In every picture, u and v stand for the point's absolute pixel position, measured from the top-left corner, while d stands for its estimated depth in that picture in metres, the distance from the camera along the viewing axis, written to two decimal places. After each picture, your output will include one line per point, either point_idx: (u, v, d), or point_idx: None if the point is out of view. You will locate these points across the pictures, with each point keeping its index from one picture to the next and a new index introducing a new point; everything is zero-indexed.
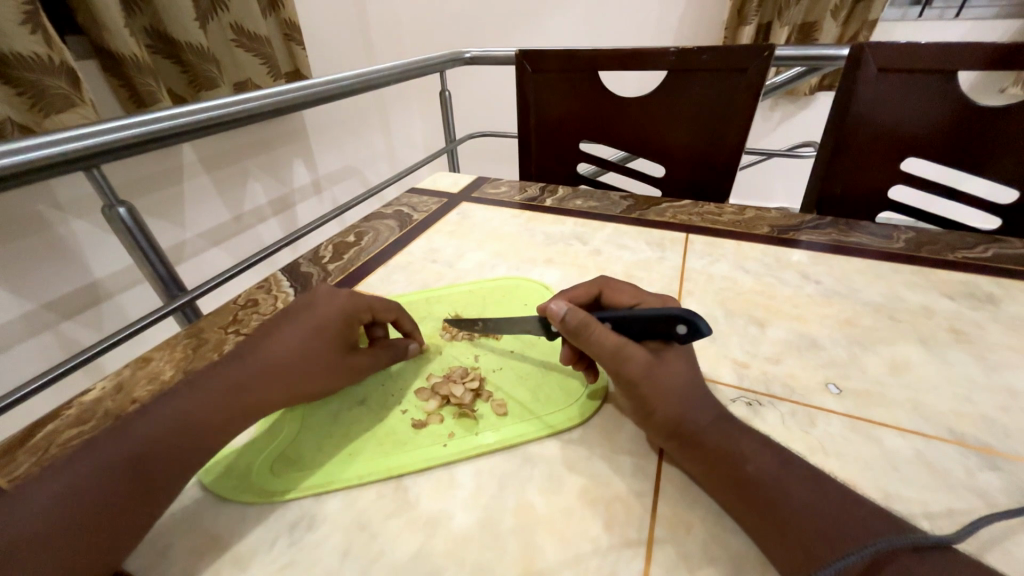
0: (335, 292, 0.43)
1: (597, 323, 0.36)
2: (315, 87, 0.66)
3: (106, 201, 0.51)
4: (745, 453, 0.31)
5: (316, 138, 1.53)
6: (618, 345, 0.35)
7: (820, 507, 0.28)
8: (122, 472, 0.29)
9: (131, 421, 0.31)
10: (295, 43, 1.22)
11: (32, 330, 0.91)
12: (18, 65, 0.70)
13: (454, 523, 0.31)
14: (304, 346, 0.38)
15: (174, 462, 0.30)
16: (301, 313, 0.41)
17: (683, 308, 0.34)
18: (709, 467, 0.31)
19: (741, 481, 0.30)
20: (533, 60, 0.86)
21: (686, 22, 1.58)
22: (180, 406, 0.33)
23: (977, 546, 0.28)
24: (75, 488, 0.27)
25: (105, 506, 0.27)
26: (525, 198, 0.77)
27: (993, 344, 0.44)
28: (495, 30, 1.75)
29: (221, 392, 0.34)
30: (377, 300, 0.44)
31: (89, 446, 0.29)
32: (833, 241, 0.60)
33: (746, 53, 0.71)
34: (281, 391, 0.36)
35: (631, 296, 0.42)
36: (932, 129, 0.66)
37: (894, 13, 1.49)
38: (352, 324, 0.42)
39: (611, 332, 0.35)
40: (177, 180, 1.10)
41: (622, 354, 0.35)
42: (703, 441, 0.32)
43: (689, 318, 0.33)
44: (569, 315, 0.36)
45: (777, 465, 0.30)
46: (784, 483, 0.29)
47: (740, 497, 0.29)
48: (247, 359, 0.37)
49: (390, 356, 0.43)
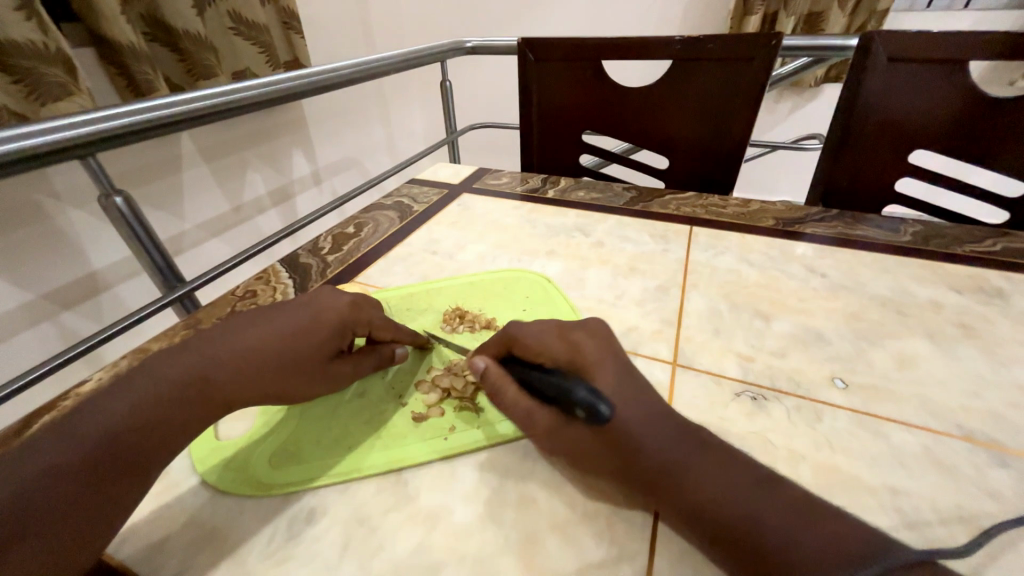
0: (338, 296, 0.41)
1: (509, 387, 0.35)
2: (315, 75, 0.65)
3: (102, 190, 0.50)
4: (726, 493, 0.28)
5: (316, 128, 1.52)
6: (526, 413, 0.34)
7: (817, 541, 0.25)
8: (75, 473, 0.28)
9: (77, 417, 0.30)
10: (294, 32, 1.21)
11: (31, 320, 0.90)
12: (13, 52, 0.69)
13: (455, 518, 0.31)
14: (278, 342, 0.36)
15: (152, 451, 0.31)
16: (280, 309, 0.39)
17: (587, 392, 0.33)
18: (686, 510, 0.28)
19: (724, 526, 0.27)
20: (536, 48, 0.85)
21: (691, 9, 1.56)
22: (134, 401, 0.31)
23: (988, 547, 0.27)
24: (27, 491, 0.26)
25: (63, 509, 0.27)
26: (527, 189, 0.77)
27: (1000, 339, 0.43)
28: (498, 19, 1.72)
29: (200, 380, 0.34)
30: (377, 312, 0.42)
31: (34, 447, 0.28)
32: (839, 233, 0.60)
33: (753, 42, 0.70)
34: (265, 384, 0.35)
35: (538, 347, 0.37)
36: (939, 122, 0.65)
37: (904, 2, 1.47)
38: (347, 327, 0.40)
39: (524, 396, 0.35)
40: (175, 170, 1.08)
41: (532, 420, 0.34)
42: (678, 481, 0.29)
43: (592, 403, 0.32)
44: (488, 375, 0.36)
45: (760, 482, 0.28)
46: (774, 520, 0.26)
47: (721, 542, 0.27)
48: (206, 351, 0.35)
49: (373, 364, 0.41)
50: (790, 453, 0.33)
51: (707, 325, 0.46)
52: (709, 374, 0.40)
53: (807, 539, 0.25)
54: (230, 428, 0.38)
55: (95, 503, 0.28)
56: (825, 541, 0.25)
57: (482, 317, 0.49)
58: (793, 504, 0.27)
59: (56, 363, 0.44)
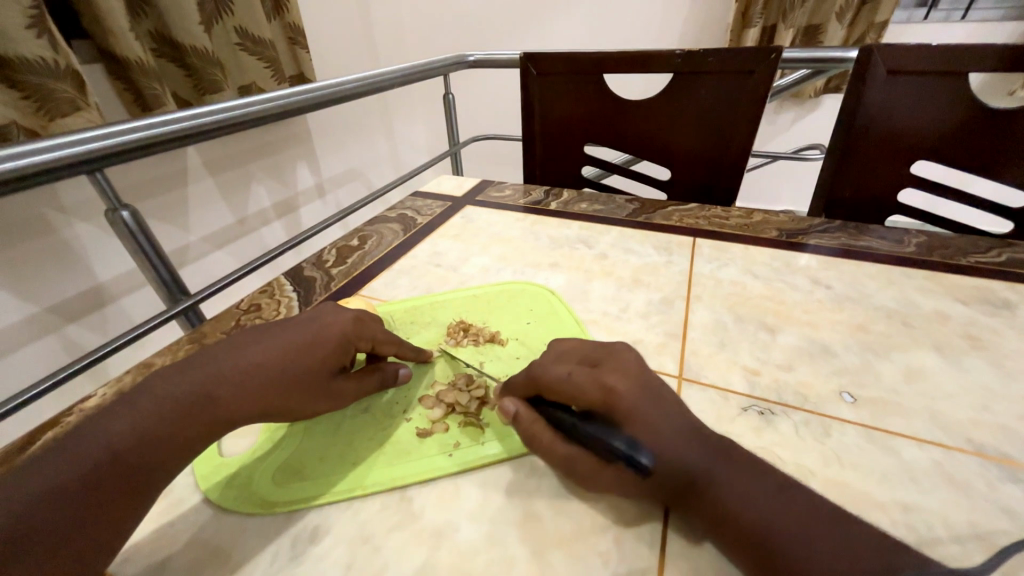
0: (341, 313, 0.42)
1: (542, 434, 0.33)
2: (320, 91, 0.66)
3: (109, 205, 0.50)
4: (751, 505, 0.28)
5: (321, 140, 1.53)
6: (564, 460, 0.32)
7: (833, 554, 0.25)
8: (76, 493, 0.27)
9: (76, 438, 0.30)
10: (299, 47, 1.23)
11: (37, 333, 0.91)
12: (25, 70, 0.70)
13: (460, 537, 0.30)
14: (281, 358, 0.36)
15: (150, 470, 0.30)
16: (283, 326, 0.39)
17: (624, 441, 0.29)
18: (710, 516, 0.29)
19: (747, 538, 0.27)
20: (538, 62, 0.86)
21: (691, 23, 1.58)
22: (135, 419, 0.31)
23: (1004, 565, 0.27)
24: (26, 513, 0.26)
25: (65, 529, 0.26)
26: (530, 201, 0.77)
27: (1009, 351, 0.43)
28: (500, 33, 1.75)
29: (201, 397, 0.33)
30: (382, 331, 0.43)
31: (33, 468, 0.28)
32: (843, 244, 0.60)
33: (753, 55, 0.71)
34: (266, 400, 0.35)
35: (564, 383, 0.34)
36: (941, 134, 0.66)
37: (902, 14, 1.48)
38: (351, 343, 0.40)
39: (559, 443, 0.32)
40: (181, 183, 1.10)
41: (571, 469, 0.31)
42: (704, 489, 0.29)
43: (629, 453, 0.29)
44: (519, 419, 0.34)
45: (782, 493, 0.28)
46: (793, 531, 0.27)
47: (741, 549, 0.27)
48: (207, 368, 0.35)
49: (375, 383, 0.40)
50: (799, 470, 0.33)
51: (712, 337, 0.46)
52: (716, 388, 0.40)
53: (824, 553, 0.25)
54: (234, 444, 0.38)
55: (96, 522, 0.27)
56: (842, 555, 0.25)
57: (486, 330, 0.49)
58: (813, 516, 0.27)
59: (60, 377, 0.44)
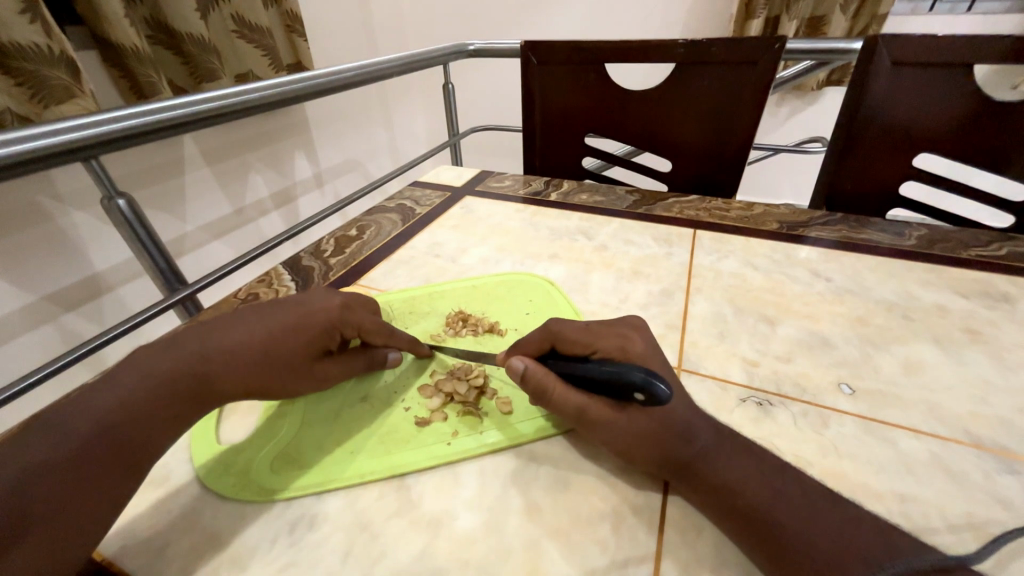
0: (329, 296, 0.41)
1: (555, 385, 0.35)
2: (318, 78, 0.65)
3: (105, 192, 0.50)
4: (749, 485, 0.29)
5: (319, 130, 1.52)
6: (580, 410, 0.34)
7: (835, 538, 0.26)
8: (64, 471, 0.27)
9: (68, 412, 0.30)
10: (296, 35, 1.21)
11: (33, 321, 0.90)
12: (19, 56, 0.69)
13: (457, 524, 0.30)
14: (267, 339, 0.36)
15: (137, 446, 0.30)
16: (270, 306, 0.39)
17: (642, 374, 0.31)
18: (710, 501, 0.29)
19: (747, 518, 0.28)
20: (539, 52, 0.85)
21: (693, 15, 1.57)
22: (124, 396, 0.31)
23: (999, 555, 0.27)
24: (15, 486, 0.26)
25: (55, 502, 0.26)
26: (530, 192, 0.76)
27: (1008, 343, 0.43)
28: (501, 22, 1.73)
29: (188, 374, 0.33)
30: (369, 318, 0.42)
31: (22, 444, 0.27)
32: (843, 237, 0.59)
33: (757, 45, 0.70)
34: (248, 380, 0.35)
35: (585, 341, 0.37)
36: (947, 123, 0.65)
37: (906, 6, 1.47)
38: (336, 328, 0.40)
39: (573, 393, 0.34)
40: (179, 171, 1.09)
41: (585, 414, 0.33)
42: (706, 471, 0.30)
43: (647, 381, 0.30)
44: (529, 374, 0.35)
45: (778, 478, 0.29)
46: (791, 510, 0.27)
47: (739, 530, 0.28)
48: (195, 345, 0.35)
49: (361, 366, 0.40)
50: (796, 460, 0.33)
51: (712, 329, 0.46)
52: (715, 380, 0.40)
53: (824, 532, 0.26)
54: (231, 432, 0.37)
55: (89, 495, 0.27)
56: (843, 533, 0.26)
57: (485, 320, 0.49)
58: (810, 498, 0.28)
59: (58, 365, 0.44)
